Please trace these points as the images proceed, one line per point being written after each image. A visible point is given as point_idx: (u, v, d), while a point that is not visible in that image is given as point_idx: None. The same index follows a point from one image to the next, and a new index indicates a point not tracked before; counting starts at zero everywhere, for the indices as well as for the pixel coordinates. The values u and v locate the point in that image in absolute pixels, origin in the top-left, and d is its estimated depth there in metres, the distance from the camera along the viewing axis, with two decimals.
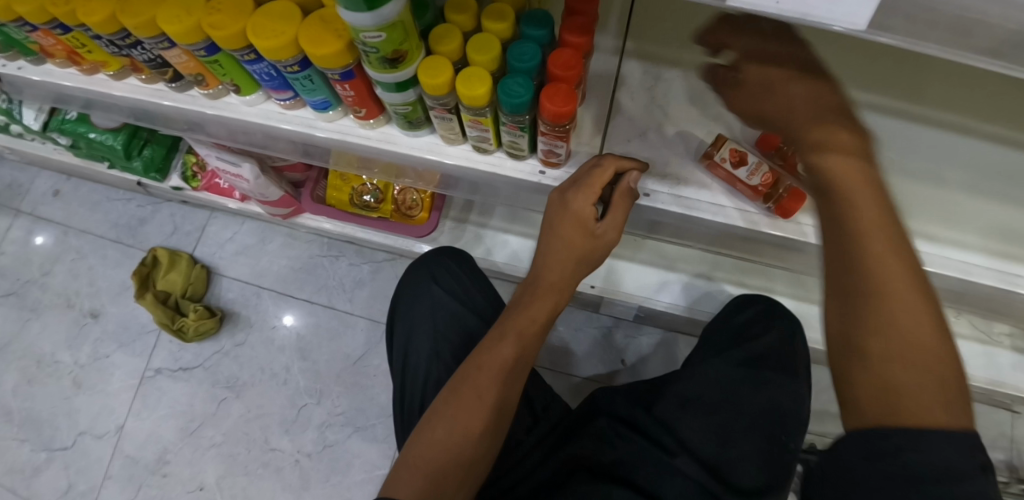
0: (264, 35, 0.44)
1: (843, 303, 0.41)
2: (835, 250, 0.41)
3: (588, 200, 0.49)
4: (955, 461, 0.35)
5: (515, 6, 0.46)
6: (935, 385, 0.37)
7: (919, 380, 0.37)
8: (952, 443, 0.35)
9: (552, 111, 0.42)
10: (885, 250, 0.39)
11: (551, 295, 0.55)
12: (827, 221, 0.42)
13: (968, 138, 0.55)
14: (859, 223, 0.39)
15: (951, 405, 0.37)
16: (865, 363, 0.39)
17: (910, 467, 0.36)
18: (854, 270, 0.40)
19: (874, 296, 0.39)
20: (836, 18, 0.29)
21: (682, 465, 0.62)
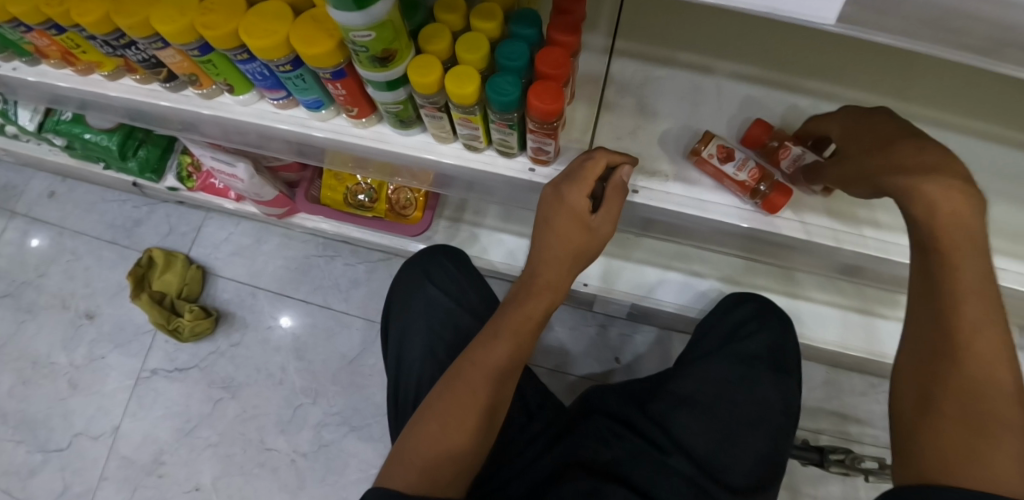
0: (256, 35, 0.44)
1: (927, 361, 0.43)
2: (926, 314, 0.43)
3: (582, 193, 0.50)
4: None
5: (504, 6, 0.47)
6: (1001, 449, 0.39)
7: (984, 447, 0.40)
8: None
9: (541, 109, 0.43)
10: (977, 323, 0.41)
11: (547, 292, 0.55)
12: (920, 280, 0.44)
13: (956, 135, 0.56)
14: (957, 296, 0.41)
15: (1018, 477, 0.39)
16: (933, 418, 0.42)
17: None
18: (947, 336, 0.42)
19: (963, 363, 0.42)
20: (811, 13, 0.30)
21: (676, 464, 0.63)
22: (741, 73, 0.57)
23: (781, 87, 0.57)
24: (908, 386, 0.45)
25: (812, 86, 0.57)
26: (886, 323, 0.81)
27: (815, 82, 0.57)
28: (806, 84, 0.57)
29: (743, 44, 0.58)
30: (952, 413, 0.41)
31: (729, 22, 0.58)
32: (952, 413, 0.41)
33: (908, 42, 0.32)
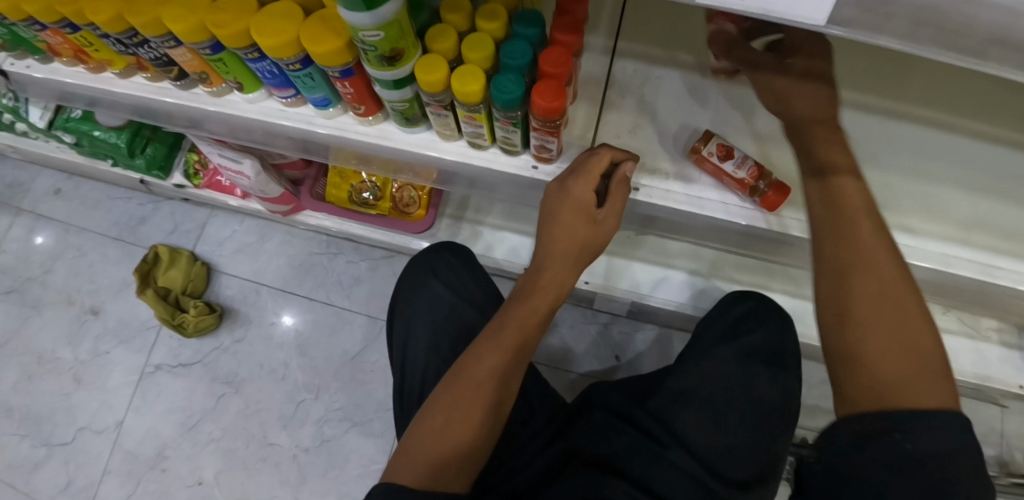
0: (266, 34, 0.46)
1: (841, 296, 0.46)
2: (830, 248, 0.47)
3: (587, 186, 0.51)
4: (948, 443, 0.41)
5: (508, 7, 0.48)
6: (917, 364, 0.43)
7: (908, 366, 0.43)
8: (951, 428, 0.41)
9: (543, 107, 0.44)
10: (874, 249, 0.46)
11: (553, 286, 0.57)
12: (824, 212, 0.48)
13: (948, 134, 0.58)
14: (851, 222, 0.46)
15: (942, 386, 0.43)
16: (861, 348, 0.45)
17: (905, 452, 0.42)
18: (852, 268, 0.46)
19: (872, 292, 0.45)
20: (801, 12, 0.31)
21: (675, 457, 0.64)
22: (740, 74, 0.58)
23: None
24: (829, 324, 0.47)
25: None
26: None
27: None
28: None
29: None
30: (868, 335, 0.45)
31: None
32: (868, 335, 0.45)
33: (901, 43, 0.33)
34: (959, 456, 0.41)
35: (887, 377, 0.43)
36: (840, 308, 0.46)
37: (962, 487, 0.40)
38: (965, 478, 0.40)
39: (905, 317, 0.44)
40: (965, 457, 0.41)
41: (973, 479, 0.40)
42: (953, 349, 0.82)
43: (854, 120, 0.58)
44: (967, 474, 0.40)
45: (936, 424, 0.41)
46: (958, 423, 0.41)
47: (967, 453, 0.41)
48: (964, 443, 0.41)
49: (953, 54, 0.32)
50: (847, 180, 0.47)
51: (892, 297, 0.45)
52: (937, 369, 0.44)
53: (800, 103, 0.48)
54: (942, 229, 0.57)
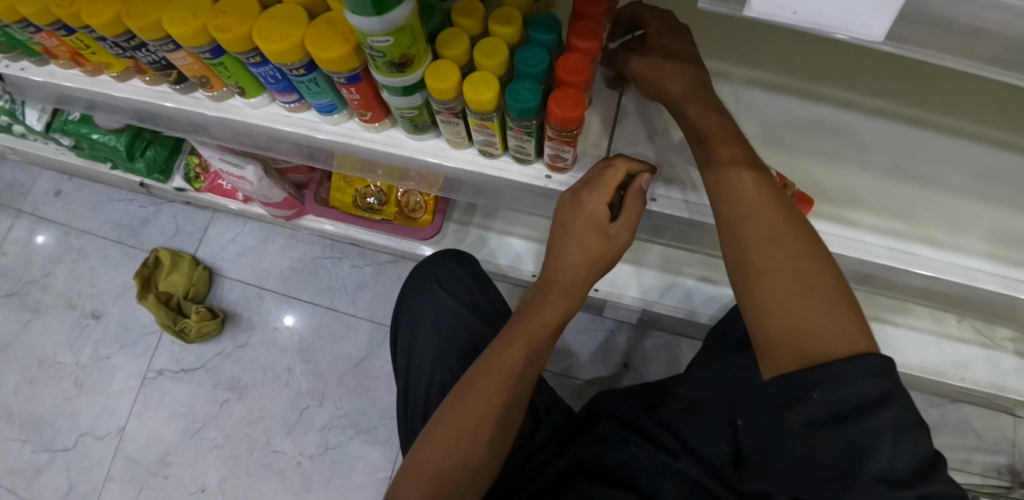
0: (270, 38, 0.44)
1: (738, 249, 0.44)
2: (722, 206, 0.45)
3: (602, 200, 0.49)
4: (872, 392, 0.37)
5: (522, 10, 0.46)
6: (823, 312, 0.40)
7: (819, 315, 0.40)
8: (869, 374, 0.37)
9: (560, 117, 0.42)
10: (757, 197, 0.44)
11: (563, 300, 0.55)
12: (716, 188, 0.46)
13: (972, 143, 0.56)
14: (736, 185, 0.45)
15: (850, 329, 0.39)
16: (764, 302, 0.42)
17: (825, 408, 0.38)
18: (741, 219, 0.44)
19: (762, 242, 0.43)
20: (854, 27, 0.28)
21: (684, 467, 0.60)
22: (755, 78, 0.57)
23: (794, 92, 0.57)
24: (735, 282, 0.45)
25: (826, 92, 0.57)
26: (896, 330, 0.81)
27: (830, 88, 0.57)
28: (821, 90, 0.57)
29: (756, 49, 0.58)
30: (774, 298, 0.41)
31: (741, 27, 0.58)
32: (774, 298, 0.42)
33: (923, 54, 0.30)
34: (886, 407, 0.37)
35: (792, 329, 0.40)
36: (740, 264, 0.44)
37: (892, 442, 0.36)
38: (893, 430, 0.36)
39: (801, 261, 0.42)
40: (893, 407, 0.37)
41: (905, 430, 0.36)
42: (968, 359, 0.80)
43: (873, 125, 0.56)
44: (895, 426, 0.36)
45: (849, 372, 0.37)
46: (880, 364, 0.37)
47: (895, 400, 0.37)
48: (892, 389, 0.37)
49: (996, 69, 0.30)
50: (727, 140, 0.46)
51: (787, 243, 0.43)
52: (846, 311, 0.40)
53: (670, 80, 0.48)
54: (960, 241, 0.54)
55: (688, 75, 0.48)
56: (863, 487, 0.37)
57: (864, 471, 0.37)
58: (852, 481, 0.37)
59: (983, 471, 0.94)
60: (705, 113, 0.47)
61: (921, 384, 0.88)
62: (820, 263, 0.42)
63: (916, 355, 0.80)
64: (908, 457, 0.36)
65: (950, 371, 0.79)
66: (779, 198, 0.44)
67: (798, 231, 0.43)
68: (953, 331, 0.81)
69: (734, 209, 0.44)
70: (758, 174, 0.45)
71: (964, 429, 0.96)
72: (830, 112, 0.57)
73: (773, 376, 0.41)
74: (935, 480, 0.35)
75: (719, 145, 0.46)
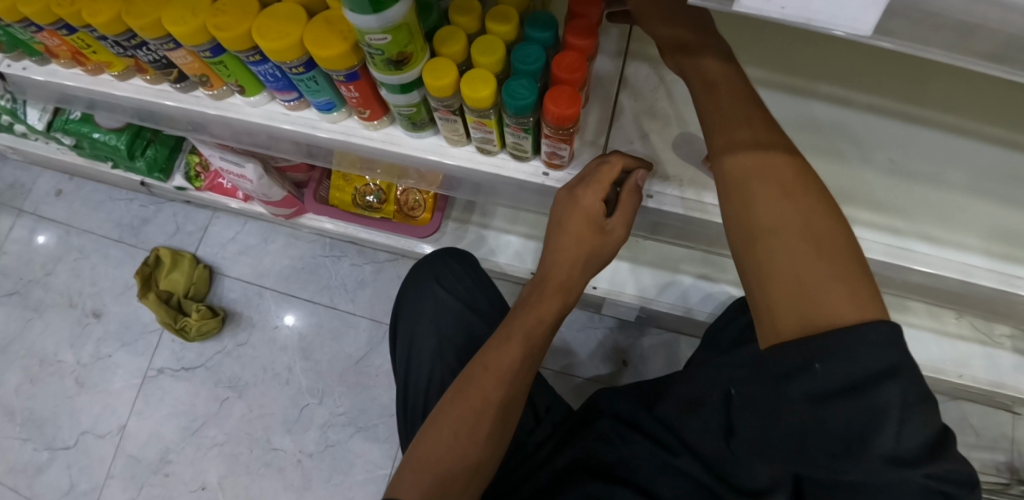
0: (270, 37, 0.44)
1: (740, 214, 0.43)
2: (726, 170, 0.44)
3: (597, 196, 0.49)
4: (876, 364, 0.36)
5: (519, 7, 0.46)
6: (832, 277, 0.39)
7: (827, 280, 0.39)
8: (873, 345, 0.36)
9: (557, 114, 0.42)
10: (763, 164, 0.43)
11: (559, 295, 0.55)
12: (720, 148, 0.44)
13: (970, 141, 0.56)
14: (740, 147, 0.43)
15: (860, 295, 0.38)
16: (769, 267, 0.41)
17: (825, 381, 0.38)
18: (746, 183, 0.43)
19: (767, 205, 0.42)
20: (842, 23, 0.28)
21: (683, 464, 0.60)
22: (754, 76, 0.57)
23: (794, 90, 0.57)
24: (738, 248, 0.43)
25: (823, 91, 0.57)
26: None
27: (826, 86, 0.57)
28: (818, 88, 0.57)
29: (755, 48, 0.58)
30: (780, 261, 0.40)
31: (741, 25, 0.58)
32: (780, 261, 0.40)
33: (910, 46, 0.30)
34: (892, 381, 0.36)
35: (796, 296, 0.39)
36: (743, 230, 0.43)
37: (898, 422, 0.35)
38: (899, 409, 0.35)
39: (808, 224, 0.41)
40: (901, 383, 0.36)
41: (913, 407, 0.36)
42: (966, 356, 0.80)
43: (873, 124, 0.57)
44: (901, 404, 0.35)
45: (853, 342, 0.37)
46: (889, 335, 0.36)
47: (900, 376, 0.36)
48: (899, 363, 0.36)
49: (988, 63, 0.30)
50: (736, 102, 0.44)
51: (795, 206, 0.41)
52: (857, 279, 0.39)
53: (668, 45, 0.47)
54: (961, 236, 0.55)
55: (686, 38, 0.46)
56: (868, 466, 0.37)
57: (870, 451, 0.36)
58: (856, 456, 0.37)
59: (982, 469, 0.94)
60: (705, 77, 0.46)
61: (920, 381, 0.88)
62: (829, 228, 0.41)
63: (915, 353, 0.80)
64: (915, 437, 0.36)
65: (949, 368, 0.80)
66: (788, 159, 0.43)
67: (809, 195, 0.42)
68: (951, 328, 0.81)
69: (740, 171, 0.43)
70: (770, 137, 0.43)
71: (963, 427, 0.96)
72: (830, 109, 0.57)
73: (771, 346, 0.41)
74: (943, 459, 0.36)
75: (731, 108, 0.44)
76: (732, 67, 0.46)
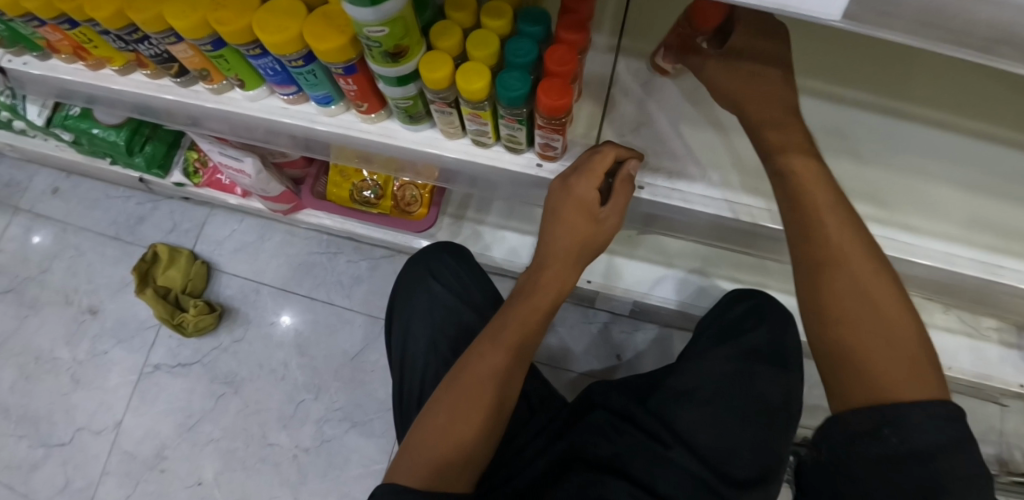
0: (270, 30, 0.45)
1: (816, 278, 0.45)
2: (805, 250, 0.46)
3: (591, 185, 0.50)
4: (938, 438, 0.39)
5: (513, 3, 0.48)
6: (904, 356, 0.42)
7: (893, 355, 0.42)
8: (941, 422, 0.39)
9: (548, 105, 0.43)
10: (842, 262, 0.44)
11: (555, 285, 0.56)
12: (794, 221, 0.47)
13: (951, 135, 0.57)
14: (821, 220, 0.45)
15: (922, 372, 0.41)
16: (846, 348, 0.43)
17: (896, 448, 0.40)
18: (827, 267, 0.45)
19: (844, 273, 0.44)
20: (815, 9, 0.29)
21: (678, 458, 0.61)
22: None
23: None
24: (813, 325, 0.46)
25: (811, 86, 0.58)
26: None
27: (814, 81, 0.58)
28: (806, 83, 0.58)
29: None
30: (851, 327, 0.43)
31: None
32: (851, 327, 0.43)
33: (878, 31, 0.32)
34: (959, 455, 0.39)
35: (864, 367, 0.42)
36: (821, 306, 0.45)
37: (960, 486, 0.38)
38: (961, 477, 0.38)
39: (886, 312, 0.43)
40: (959, 456, 0.39)
41: (976, 477, 0.39)
42: (954, 349, 0.81)
43: (854, 119, 0.58)
44: (963, 474, 0.38)
45: (920, 418, 0.39)
46: (942, 419, 0.39)
47: (963, 448, 0.39)
48: (960, 437, 0.39)
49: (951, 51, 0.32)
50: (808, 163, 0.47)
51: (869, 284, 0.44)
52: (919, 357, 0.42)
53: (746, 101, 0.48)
54: (945, 227, 0.56)
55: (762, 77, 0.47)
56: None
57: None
58: None
59: None
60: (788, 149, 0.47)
61: None
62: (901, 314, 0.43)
63: None
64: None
65: None
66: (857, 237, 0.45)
67: (875, 265, 0.44)
68: (939, 321, 0.82)
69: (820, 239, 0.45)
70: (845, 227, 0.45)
71: None
72: (816, 106, 0.58)
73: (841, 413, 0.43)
74: None
75: (812, 195, 0.46)
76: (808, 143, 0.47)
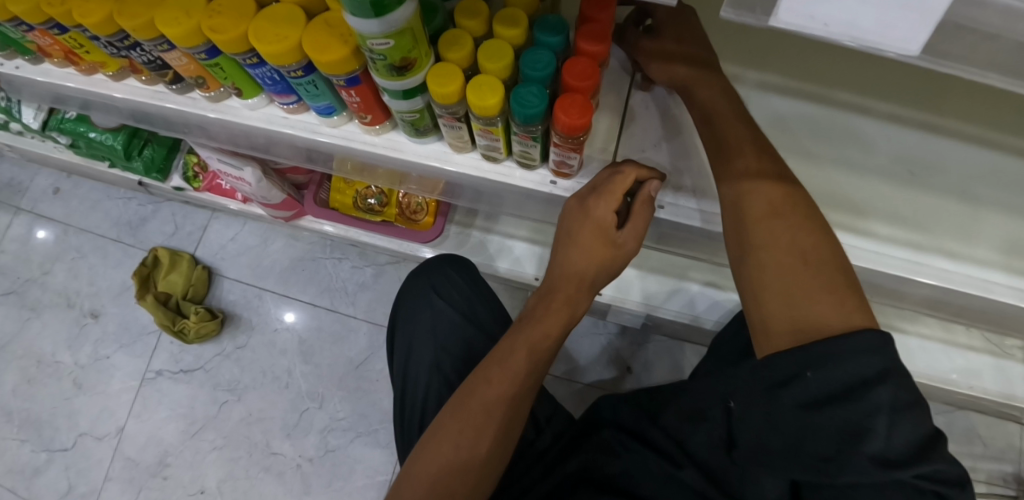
0: (267, 40, 0.42)
1: (739, 227, 0.46)
2: (728, 192, 0.47)
3: (610, 207, 0.47)
4: (865, 371, 0.38)
5: (528, 10, 0.44)
6: (825, 287, 0.42)
7: (810, 288, 0.42)
8: (865, 351, 0.38)
9: (567, 123, 0.40)
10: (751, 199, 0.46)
11: (567, 308, 0.54)
12: (719, 166, 0.47)
13: (986, 150, 0.54)
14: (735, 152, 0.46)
15: (846, 304, 0.41)
16: (779, 290, 0.43)
17: (817, 388, 0.39)
18: (743, 197, 0.46)
19: (762, 214, 0.45)
20: (890, 42, 0.28)
21: (688, 477, 0.56)
22: (770, 82, 0.55)
23: (809, 98, 0.55)
24: (733, 255, 0.47)
25: (841, 98, 0.55)
26: (905, 338, 0.79)
27: (845, 94, 0.55)
28: (835, 96, 0.55)
29: (771, 56, 0.56)
30: (772, 268, 0.44)
31: (759, 32, 0.56)
32: (772, 269, 0.44)
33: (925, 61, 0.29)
34: (882, 386, 0.37)
35: (789, 306, 0.43)
36: (739, 240, 0.46)
37: (887, 423, 0.37)
38: (889, 410, 0.37)
39: (799, 237, 0.44)
40: (889, 387, 0.37)
41: (904, 413, 0.37)
42: (977, 368, 0.78)
43: (888, 133, 0.55)
44: (891, 406, 0.37)
45: (848, 350, 0.39)
46: (865, 347, 0.38)
47: (890, 379, 0.38)
48: (887, 366, 0.38)
49: (1008, 78, 0.30)
50: (735, 120, 0.47)
51: (783, 218, 0.45)
52: (844, 290, 0.42)
53: (680, 67, 0.48)
54: (982, 250, 0.52)
55: (692, 48, 0.49)
56: (856, 467, 0.37)
57: (859, 451, 0.37)
58: (844, 462, 0.38)
59: (988, 480, 0.92)
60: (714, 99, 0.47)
61: (926, 391, 0.86)
62: (817, 238, 0.44)
63: (924, 365, 0.78)
64: (904, 438, 0.37)
65: (959, 380, 0.77)
66: (776, 180, 0.46)
67: (795, 203, 0.45)
68: (962, 339, 0.79)
69: (738, 181, 0.46)
70: (762, 162, 0.46)
71: (970, 437, 0.94)
72: (847, 119, 0.55)
73: (767, 355, 0.43)
74: (932, 460, 0.36)
75: (730, 136, 0.47)
76: (732, 97, 0.48)
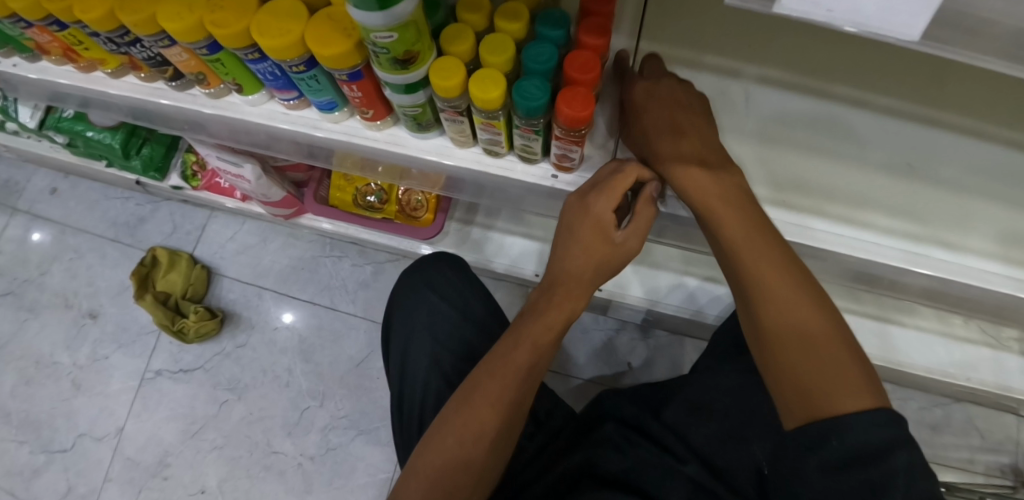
0: (269, 34, 0.42)
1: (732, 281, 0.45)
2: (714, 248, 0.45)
3: (609, 203, 0.47)
4: (879, 439, 0.38)
5: (529, 4, 0.44)
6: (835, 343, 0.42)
7: (812, 327, 0.42)
8: (878, 421, 0.39)
9: (569, 116, 0.40)
10: (747, 236, 0.44)
11: (568, 303, 0.54)
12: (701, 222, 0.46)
13: (985, 143, 0.54)
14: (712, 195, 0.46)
15: (847, 357, 0.41)
16: (788, 340, 0.42)
17: (841, 453, 0.39)
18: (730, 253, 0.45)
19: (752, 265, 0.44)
20: (894, 28, 0.28)
21: (691, 471, 0.57)
22: (769, 76, 0.56)
23: (807, 92, 0.56)
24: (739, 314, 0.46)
25: (839, 92, 0.55)
26: (903, 330, 0.79)
27: (843, 87, 0.55)
28: (834, 89, 0.56)
29: (771, 47, 0.56)
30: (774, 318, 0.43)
31: (760, 21, 0.56)
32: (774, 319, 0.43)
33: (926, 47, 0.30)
34: (900, 451, 0.38)
35: (803, 362, 0.41)
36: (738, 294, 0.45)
37: (906, 483, 0.37)
38: (907, 473, 0.38)
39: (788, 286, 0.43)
40: (902, 456, 0.38)
41: (916, 473, 0.38)
42: (974, 360, 0.78)
43: (886, 127, 0.55)
44: (908, 469, 0.38)
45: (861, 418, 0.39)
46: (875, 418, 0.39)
47: (902, 445, 0.38)
48: (897, 435, 0.39)
49: (1010, 63, 0.30)
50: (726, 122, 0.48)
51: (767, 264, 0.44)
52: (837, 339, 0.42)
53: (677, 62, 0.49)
54: (979, 241, 0.53)
55: None
56: None
57: None
58: None
59: (987, 472, 0.93)
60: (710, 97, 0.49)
61: (925, 384, 0.86)
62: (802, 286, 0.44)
63: (922, 357, 0.79)
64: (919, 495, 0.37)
65: (956, 373, 0.78)
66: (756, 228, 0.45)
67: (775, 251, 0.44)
68: (960, 331, 0.79)
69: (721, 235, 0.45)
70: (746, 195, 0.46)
71: (968, 429, 0.95)
72: (844, 113, 0.55)
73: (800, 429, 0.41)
74: None
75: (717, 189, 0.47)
76: None
